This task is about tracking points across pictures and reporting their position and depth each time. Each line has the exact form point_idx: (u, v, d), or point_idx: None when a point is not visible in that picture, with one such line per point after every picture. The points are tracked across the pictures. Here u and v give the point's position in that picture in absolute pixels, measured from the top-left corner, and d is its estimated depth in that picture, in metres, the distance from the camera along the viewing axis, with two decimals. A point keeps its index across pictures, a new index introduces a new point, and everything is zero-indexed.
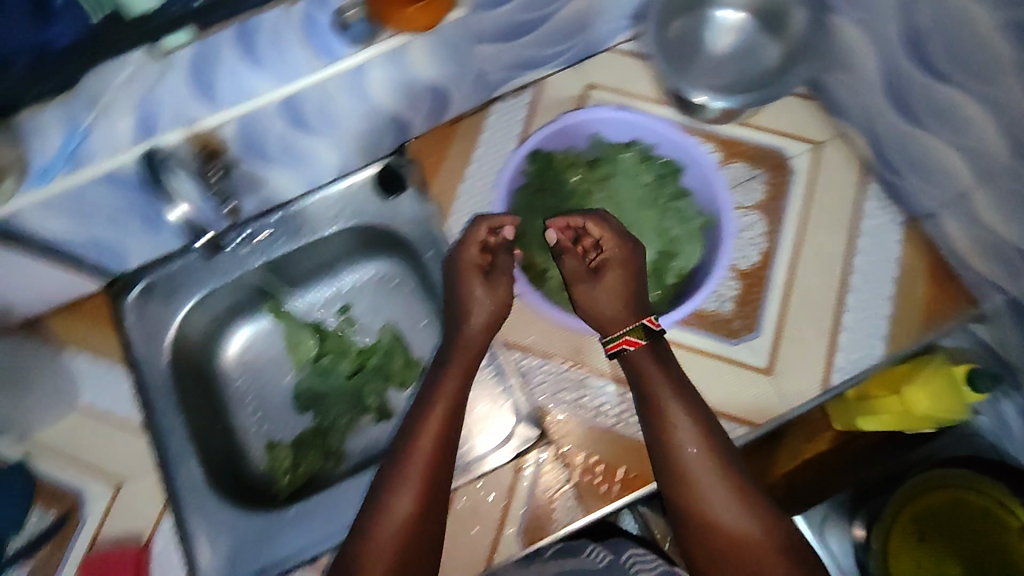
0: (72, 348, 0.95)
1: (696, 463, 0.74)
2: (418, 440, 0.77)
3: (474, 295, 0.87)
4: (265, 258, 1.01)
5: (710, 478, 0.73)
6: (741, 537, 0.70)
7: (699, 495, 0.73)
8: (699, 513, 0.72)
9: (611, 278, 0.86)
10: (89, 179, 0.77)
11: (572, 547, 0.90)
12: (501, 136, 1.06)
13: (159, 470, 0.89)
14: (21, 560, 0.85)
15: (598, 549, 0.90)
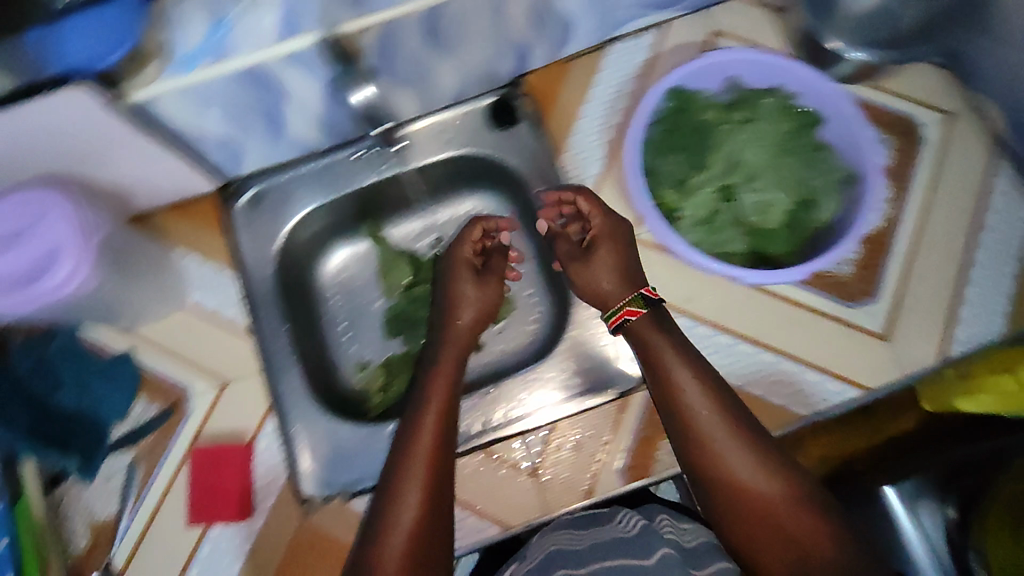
0: (179, 248, 0.94)
1: (710, 431, 0.72)
2: (423, 414, 0.76)
3: (461, 292, 0.90)
4: (371, 179, 0.99)
5: (727, 446, 0.71)
6: (766, 504, 0.68)
7: (720, 463, 0.71)
8: (722, 483, 0.70)
9: (600, 260, 0.85)
10: (234, 71, 0.71)
11: (602, 517, 0.79)
12: (618, 76, 0.98)
13: (266, 375, 0.89)
14: (126, 447, 0.86)
15: (630, 514, 0.77)
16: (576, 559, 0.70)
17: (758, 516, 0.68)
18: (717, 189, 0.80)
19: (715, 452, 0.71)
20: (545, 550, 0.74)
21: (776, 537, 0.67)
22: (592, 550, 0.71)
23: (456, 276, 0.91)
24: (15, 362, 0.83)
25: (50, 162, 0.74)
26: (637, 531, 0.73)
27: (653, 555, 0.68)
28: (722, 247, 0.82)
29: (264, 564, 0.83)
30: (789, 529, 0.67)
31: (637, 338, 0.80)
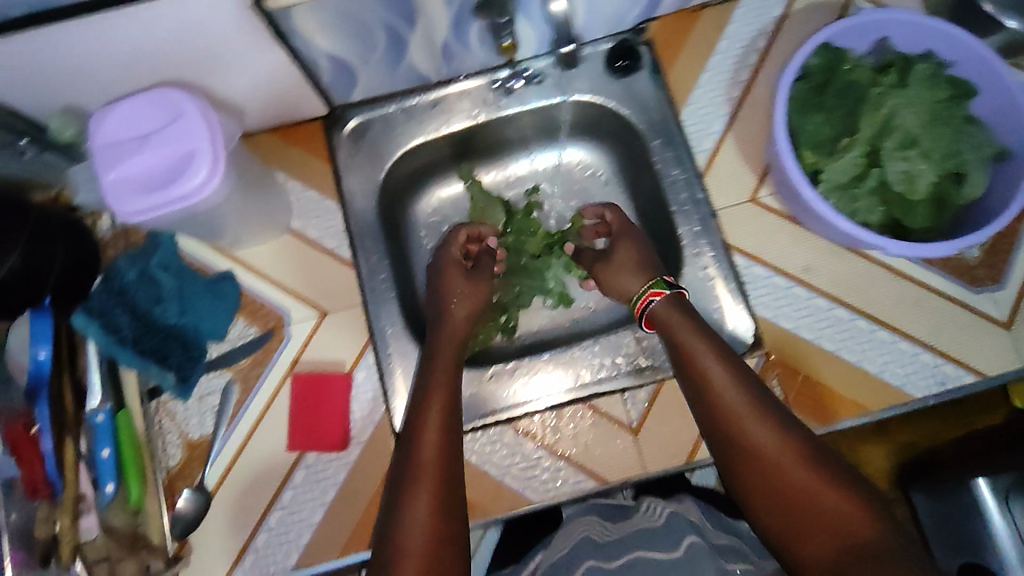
0: (282, 173, 0.91)
1: (741, 412, 0.66)
2: (431, 390, 0.71)
3: (454, 283, 0.85)
4: (478, 117, 0.95)
5: (760, 428, 0.65)
6: (804, 485, 0.61)
7: (751, 447, 0.65)
8: (757, 471, 0.64)
9: (617, 255, 0.86)
10: None
11: (626, 509, 0.78)
12: (748, 31, 0.93)
13: (366, 307, 0.87)
14: (221, 368, 0.85)
15: (654, 502, 0.75)
16: (605, 550, 0.68)
17: (800, 502, 0.61)
18: (863, 153, 0.76)
19: (752, 439, 0.65)
20: (574, 537, 0.73)
21: (821, 524, 0.59)
22: (621, 542, 0.69)
23: (450, 268, 0.86)
24: (120, 271, 0.81)
25: (177, 64, 0.71)
26: (665, 521, 0.70)
27: (682, 546, 0.65)
28: (858, 215, 0.79)
29: (356, 498, 0.82)
30: (834, 513, 0.59)
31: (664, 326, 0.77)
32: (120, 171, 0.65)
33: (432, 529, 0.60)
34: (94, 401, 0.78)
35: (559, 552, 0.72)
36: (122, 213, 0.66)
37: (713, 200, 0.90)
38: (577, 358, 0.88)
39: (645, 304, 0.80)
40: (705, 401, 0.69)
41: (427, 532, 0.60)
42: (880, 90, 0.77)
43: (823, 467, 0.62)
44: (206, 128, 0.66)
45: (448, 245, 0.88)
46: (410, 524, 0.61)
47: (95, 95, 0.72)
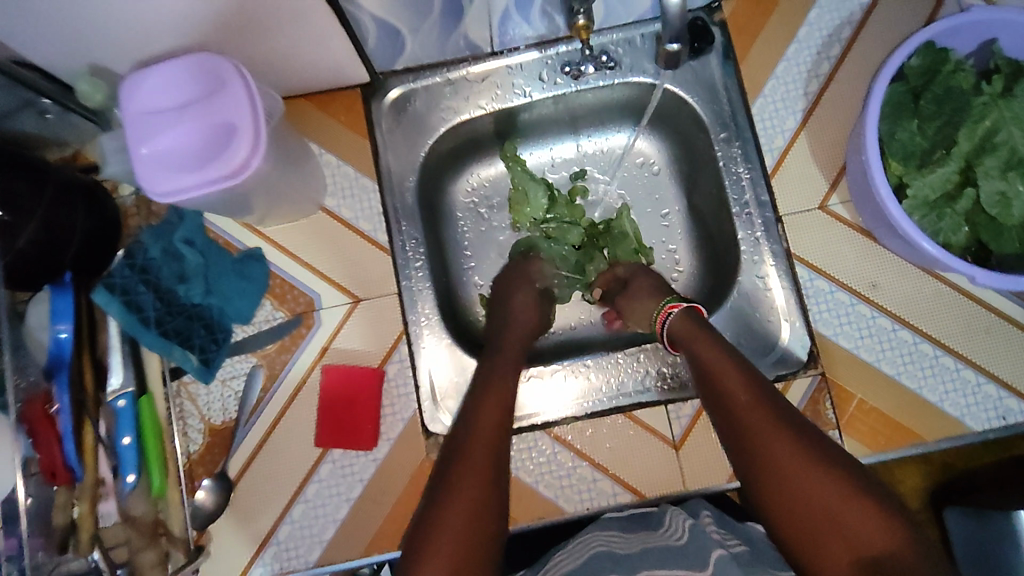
0: (315, 144, 0.85)
1: (754, 419, 0.61)
2: (485, 403, 0.66)
3: (519, 303, 0.82)
4: (527, 96, 0.87)
5: (775, 435, 0.60)
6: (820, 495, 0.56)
7: (766, 454, 0.59)
8: (771, 480, 0.58)
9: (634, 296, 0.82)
10: None
11: (651, 521, 0.73)
12: (833, 17, 0.84)
13: (402, 296, 0.82)
14: (245, 352, 0.81)
15: (678, 517, 0.71)
16: (625, 563, 0.63)
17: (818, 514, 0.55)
18: (957, 170, 0.70)
19: (767, 446, 0.59)
20: (590, 549, 0.67)
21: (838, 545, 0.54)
22: (641, 555, 0.64)
23: (512, 286, 0.84)
24: (143, 247, 0.78)
25: (214, 24, 0.64)
26: (687, 539, 0.66)
27: (709, 562, 0.60)
28: (943, 234, 0.72)
29: (383, 497, 0.78)
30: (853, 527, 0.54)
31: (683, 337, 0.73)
32: (154, 146, 0.59)
33: (460, 550, 0.55)
34: (114, 385, 0.74)
35: (573, 562, 0.67)
36: (152, 193, 0.59)
37: (778, 204, 0.83)
38: (622, 365, 0.83)
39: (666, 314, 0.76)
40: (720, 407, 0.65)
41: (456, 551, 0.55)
42: (984, 100, 0.69)
43: (842, 477, 0.56)
44: (249, 102, 0.59)
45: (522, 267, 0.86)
46: (438, 540, 0.55)
47: (122, 54, 0.65)
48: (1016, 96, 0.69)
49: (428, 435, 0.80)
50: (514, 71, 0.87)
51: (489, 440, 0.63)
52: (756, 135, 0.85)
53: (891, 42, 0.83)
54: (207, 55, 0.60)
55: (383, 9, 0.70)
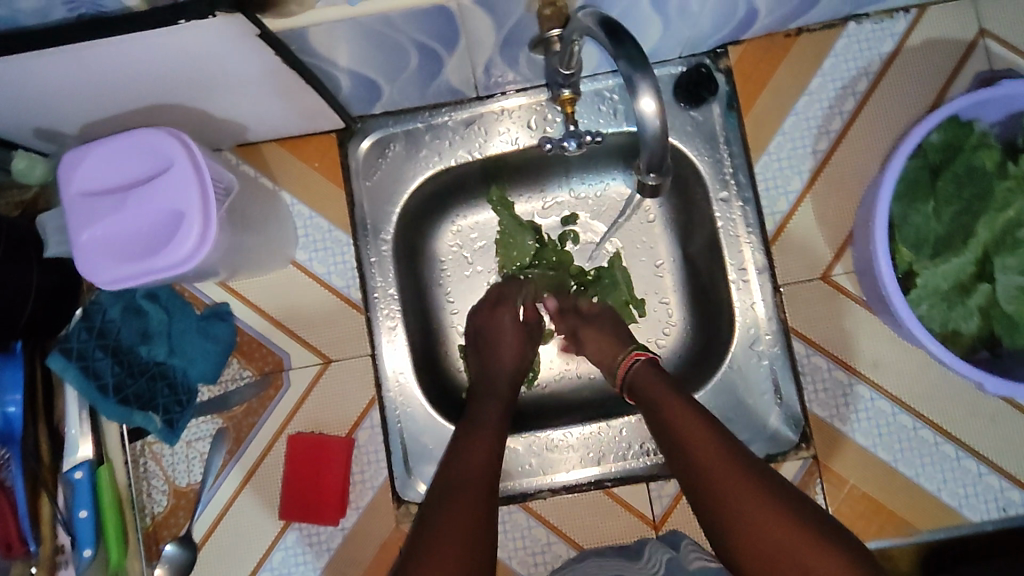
0: (288, 193, 0.80)
1: (713, 470, 0.59)
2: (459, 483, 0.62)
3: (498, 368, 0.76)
4: (515, 143, 0.81)
5: (736, 486, 0.57)
6: (788, 543, 0.54)
7: (727, 508, 0.57)
8: (734, 531, 0.56)
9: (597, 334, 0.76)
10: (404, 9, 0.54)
11: (631, 551, 0.74)
12: (848, 68, 0.78)
13: (375, 355, 0.79)
14: (213, 412, 0.78)
15: (658, 550, 0.71)
16: None
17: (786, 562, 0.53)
18: (973, 260, 0.65)
19: (729, 498, 0.57)
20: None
21: None
22: None
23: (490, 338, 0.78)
24: (101, 308, 0.72)
25: (165, 90, 0.59)
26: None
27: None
28: (951, 324, 0.66)
29: (350, 567, 0.76)
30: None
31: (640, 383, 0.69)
32: (94, 232, 0.55)
33: None
34: (73, 455, 0.72)
35: None
36: (94, 280, 0.55)
37: (777, 272, 0.78)
38: (605, 435, 0.79)
39: (630, 362, 0.71)
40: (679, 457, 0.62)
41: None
42: (1010, 184, 0.64)
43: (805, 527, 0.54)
44: (197, 185, 0.55)
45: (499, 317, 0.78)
46: None
47: (66, 119, 0.60)
48: None
49: (399, 503, 0.77)
50: (502, 116, 0.81)
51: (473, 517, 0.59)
52: (757, 194, 0.79)
53: (909, 99, 0.77)
54: (152, 131, 0.55)
55: (356, 67, 0.65)
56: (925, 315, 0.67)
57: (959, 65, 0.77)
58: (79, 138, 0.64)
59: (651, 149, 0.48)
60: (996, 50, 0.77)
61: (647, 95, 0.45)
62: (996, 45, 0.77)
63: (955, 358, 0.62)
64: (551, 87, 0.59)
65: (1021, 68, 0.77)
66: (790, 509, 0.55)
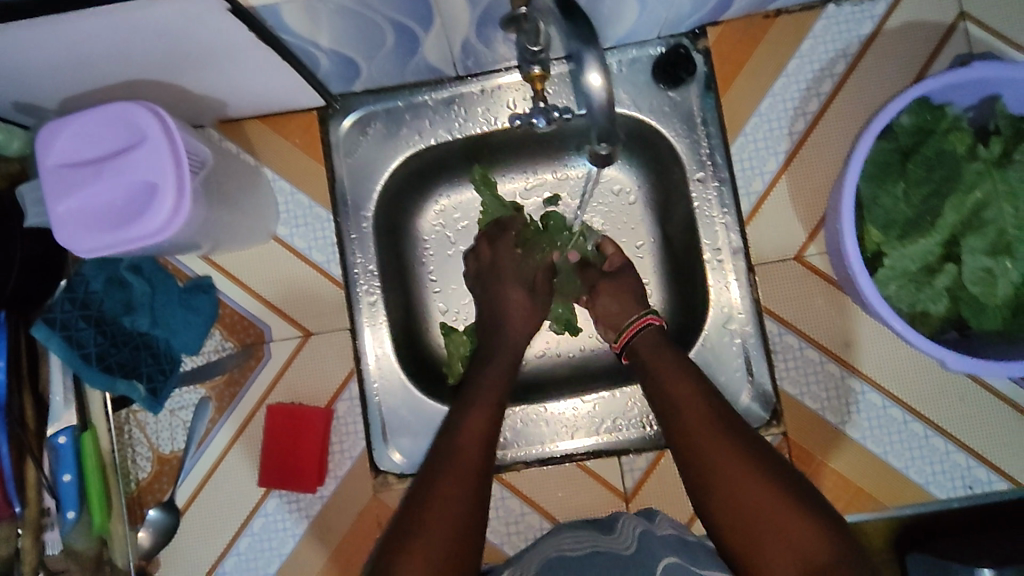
0: (270, 170, 0.81)
1: (705, 431, 0.62)
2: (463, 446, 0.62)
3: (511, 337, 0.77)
4: (495, 121, 0.82)
5: (728, 451, 0.61)
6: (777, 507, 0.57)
7: (721, 472, 0.60)
8: (720, 491, 0.60)
9: (614, 286, 0.78)
10: None
11: (605, 526, 0.70)
12: (826, 51, 0.78)
13: (355, 331, 0.81)
14: (196, 382, 0.80)
15: (631, 522, 0.68)
16: (576, 567, 0.60)
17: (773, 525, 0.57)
18: (942, 242, 0.65)
19: (726, 464, 0.60)
20: (545, 555, 0.65)
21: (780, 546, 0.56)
22: (591, 557, 0.61)
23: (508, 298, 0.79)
24: (84, 280, 0.74)
25: (140, 66, 0.59)
26: (635, 545, 0.62)
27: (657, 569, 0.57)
28: (920, 306, 0.67)
29: (328, 534, 0.78)
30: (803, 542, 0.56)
31: (643, 347, 0.73)
32: (69, 203, 0.56)
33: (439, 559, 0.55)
34: (57, 421, 0.73)
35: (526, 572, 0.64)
36: (71, 250, 0.57)
37: (752, 252, 0.79)
38: (579, 410, 0.81)
39: (640, 326, 0.74)
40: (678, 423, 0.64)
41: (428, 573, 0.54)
42: (979, 167, 0.64)
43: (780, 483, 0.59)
44: (171, 160, 0.57)
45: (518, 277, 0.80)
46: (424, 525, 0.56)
47: (46, 94, 0.61)
48: (1014, 164, 0.64)
49: (376, 473, 0.79)
50: (483, 95, 0.82)
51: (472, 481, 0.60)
52: (734, 174, 0.79)
53: (887, 81, 0.77)
54: (127, 104, 0.56)
55: (332, 45, 0.65)
56: (894, 297, 0.67)
57: (938, 47, 0.77)
58: (59, 111, 0.65)
59: (597, 120, 0.52)
60: (975, 33, 0.76)
61: (594, 69, 0.49)
62: (977, 28, 0.77)
63: (919, 341, 0.63)
64: (521, 65, 0.59)
65: (1000, 50, 0.76)
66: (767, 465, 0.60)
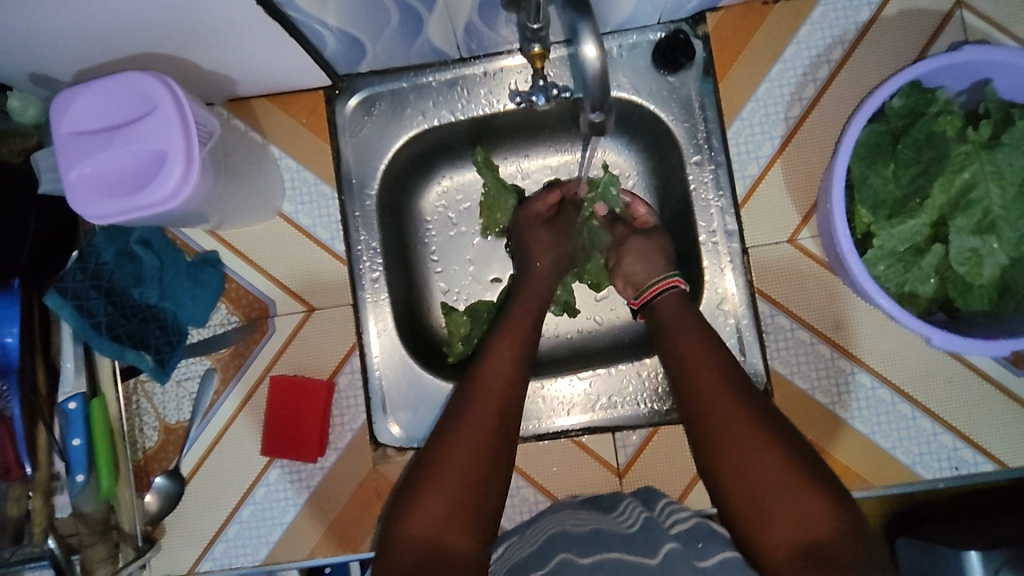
0: (276, 147, 0.83)
1: (716, 397, 0.64)
2: (477, 403, 0.65)
3: (526, 297, 0.77)
4: (498, 103, 0.84)
5: (735, 416, 0.63)
6: (778, 471, 0.60)
7: (722, 437, 0.63)
8: (724, 453, 0.62)
9: (645, 242, 0.80)
10: None
11: (606, 507, 0.73)
12: (823, 37, 0.79)
13: (357, 307, 0.83)
14: (201, 354, 0.82)
15: (634, 505, 0.70)
16: (579, 546, 0.62)
17: (774, 488, 0.59)
18: (928, 223, 0.67)
19: (730, 426, 0.62)
20: (548, 532, 0.67)
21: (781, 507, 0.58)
22: (593, 537, 0.63)
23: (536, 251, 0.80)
24: (95, 251, 0.76)
25: (152, 41, 0.61)
26: (638, 526, 0.65)
27: (658, 552, 0.59)
28: (908, 286, 0.69)
29: (328, 503, 0.80)
30: (802, 504, 0.58)
31: (664, 312, 0.75)
32: (82, 169, 0.59)
33: (448, 515, 0.59)
34: (67, 387, 0.75)
35: (530, 548, 0.66)
36: (82, 215, 0.60)
37: (747, 234, 0.80)
38: (575, 387, 0.83)
39: (667, 287, 0.76)
40: (690, 386, 0.67)
41: (440, 523, 0.58)
42: (967, 149, 0.66)
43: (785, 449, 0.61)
44: (180, 130, 0.59)
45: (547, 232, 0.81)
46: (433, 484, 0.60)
47: (61, 66, 0.63)
48: (1002, 147, 0.65)
49: (376, 445, 0.81)
50: (486, 77, 0.83)
51: (485, 438, 0.63)
52: (730, 158, 0.81)
53: (882, 67, 0.79)
54: (136, 75, 0.59)
55: (339, 25, 0.67)
56: (883, 276, 0.69)
57: (934, 34, 0.78)
58: (72, 84, 0.67)
59: (592, 94, 0.54)
60: (971, 20, 0.78)
61: (590, 43, 0.51)
62: (973, 16, 0.78)
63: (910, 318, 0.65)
64: (522, 43, 0.62)
65: (995, 38, 0.77)
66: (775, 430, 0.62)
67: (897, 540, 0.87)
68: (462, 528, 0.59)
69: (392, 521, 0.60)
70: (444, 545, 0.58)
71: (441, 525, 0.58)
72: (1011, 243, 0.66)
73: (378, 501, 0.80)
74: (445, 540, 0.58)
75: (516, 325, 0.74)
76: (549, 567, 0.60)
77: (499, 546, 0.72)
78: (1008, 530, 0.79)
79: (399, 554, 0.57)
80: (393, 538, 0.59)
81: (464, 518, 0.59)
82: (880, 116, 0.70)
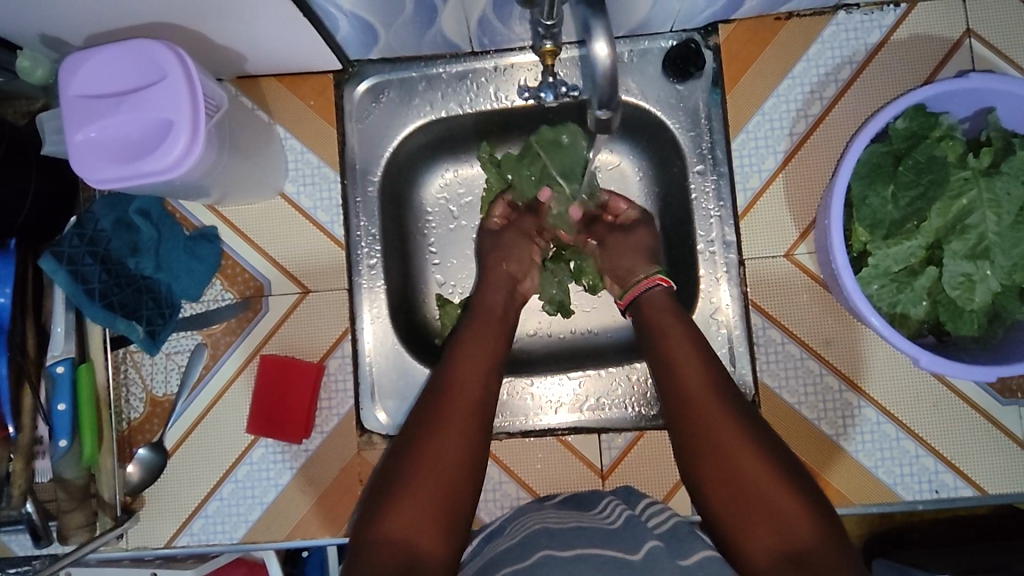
0: (281, 127, 0.83)
1: (707, 409, 0.65)
2: (446, 412, 0.65)
3: (500, 302, 0.78)
4: (506, 100, 0.84)
5: (725, 431, 0.63)
6: (768, 495, 0.59)
7: (710, 446, 0.63)
8: (713, 464, 0.62)
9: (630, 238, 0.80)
10: None
11: (587, 504, 0.73)
12: (832, 56, 0.80)
13: (353, 291, 0.83)
14: (193, 329, 0.82)
15: (614, 504, 0.70)
16: (560, 540, 0.62)
17: (761, 523, 0.59)
18: (922, 245, 0.68)
19: (721, 438, 0.63)
20: (528, 529, 0.67)
21: (762, 521, 0.59)
22: (575, 531, 0.64)
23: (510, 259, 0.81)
24: (93, 218, 0.76)
25: (167, 13, 0.61)
26: (620, 522, 0.65)
27: (641, 548, 0.59)
28: (900, 306, 0.70)
29: (309, 486, 0.80)
30: (787, 531, 0.58)
31: (648, 307, 0.75)
32: (88, 132, 0.60)
33: (425, 512, 0.59)
34: (56, 351, 0.75)
35: (511, 541, 0.66)
36: (84, 178, 0.60)
37: (744, 246, 0.81)
38: (564, 385, 0.84)
39: (647, 286, 0.76)
40: (674, 400, 0.67)
41: (417, 521, 0.59)
42: (967, 174, 0.67)
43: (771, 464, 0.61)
44: (188, 103, 0.60)
45: (511, 238, 0.82)
46: (416, 482, 0.61)
47: (75, 30, 0.64)
48: (1001, 174, 0.66)
49: (363, 431, 0.81)
50: (496, 74, 0.84)
51: (457, 446, 0.63)
52: (732, 169, 0.81)
53: (888, 89, 0.79)
54: (147, 42, 0.59)
55: (355, 12, 0.68)
56: (876, 295, 0.70)
57: (942, 62, 0.79)
58: (83, 48, 0.67)
59: (600, 92, 0.56)
60: (979, 49, 0.78)
61: (602, 41, 0.52)
62: (981, 44, 0.79)
63: (912, 347, 0.65)
64: (536, 40, 0.62)
65: (1000, 68, 0.78)
66: (763, 451, 0.62)
67: (876, 560, 0.88)
68: (433, 532, 0.59)
69: (365, 519, 0.60)
70: (416, 548, 0.58)
71: (415, 527, 0.59)
72: (1003, 270, 0.67)
73: (360, 487, 0.80)
74: (418, 545, 0.58)
75: (484, 334, 0.74)
76: (528, 561, 0.59)
77: (477, 538, 0.73)
78: (984, 557, 0.80)
79: (372, 553, 0.57)
80: (367, 536, 0.59)
81: (435, 521, 0.59)
82: (884, 137, 0.70)
